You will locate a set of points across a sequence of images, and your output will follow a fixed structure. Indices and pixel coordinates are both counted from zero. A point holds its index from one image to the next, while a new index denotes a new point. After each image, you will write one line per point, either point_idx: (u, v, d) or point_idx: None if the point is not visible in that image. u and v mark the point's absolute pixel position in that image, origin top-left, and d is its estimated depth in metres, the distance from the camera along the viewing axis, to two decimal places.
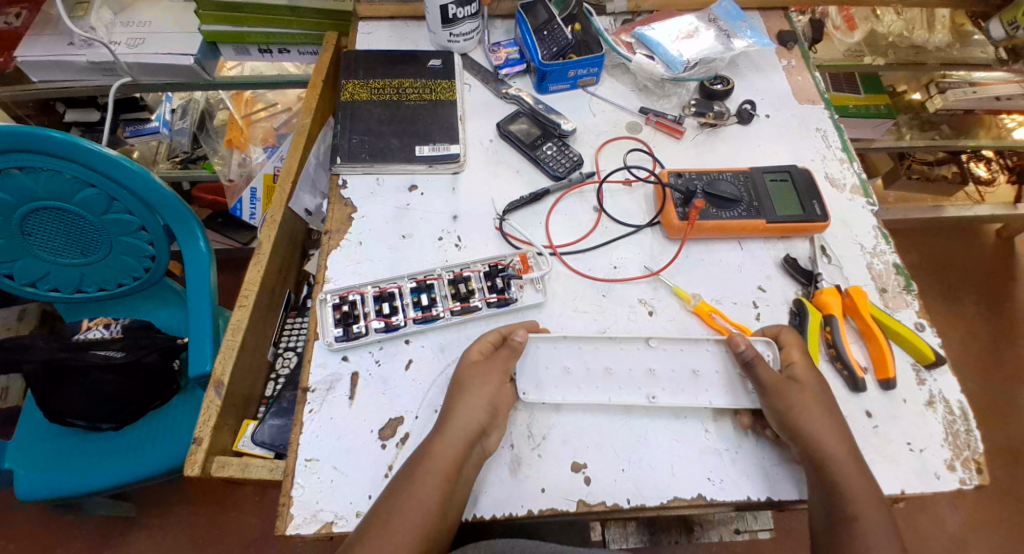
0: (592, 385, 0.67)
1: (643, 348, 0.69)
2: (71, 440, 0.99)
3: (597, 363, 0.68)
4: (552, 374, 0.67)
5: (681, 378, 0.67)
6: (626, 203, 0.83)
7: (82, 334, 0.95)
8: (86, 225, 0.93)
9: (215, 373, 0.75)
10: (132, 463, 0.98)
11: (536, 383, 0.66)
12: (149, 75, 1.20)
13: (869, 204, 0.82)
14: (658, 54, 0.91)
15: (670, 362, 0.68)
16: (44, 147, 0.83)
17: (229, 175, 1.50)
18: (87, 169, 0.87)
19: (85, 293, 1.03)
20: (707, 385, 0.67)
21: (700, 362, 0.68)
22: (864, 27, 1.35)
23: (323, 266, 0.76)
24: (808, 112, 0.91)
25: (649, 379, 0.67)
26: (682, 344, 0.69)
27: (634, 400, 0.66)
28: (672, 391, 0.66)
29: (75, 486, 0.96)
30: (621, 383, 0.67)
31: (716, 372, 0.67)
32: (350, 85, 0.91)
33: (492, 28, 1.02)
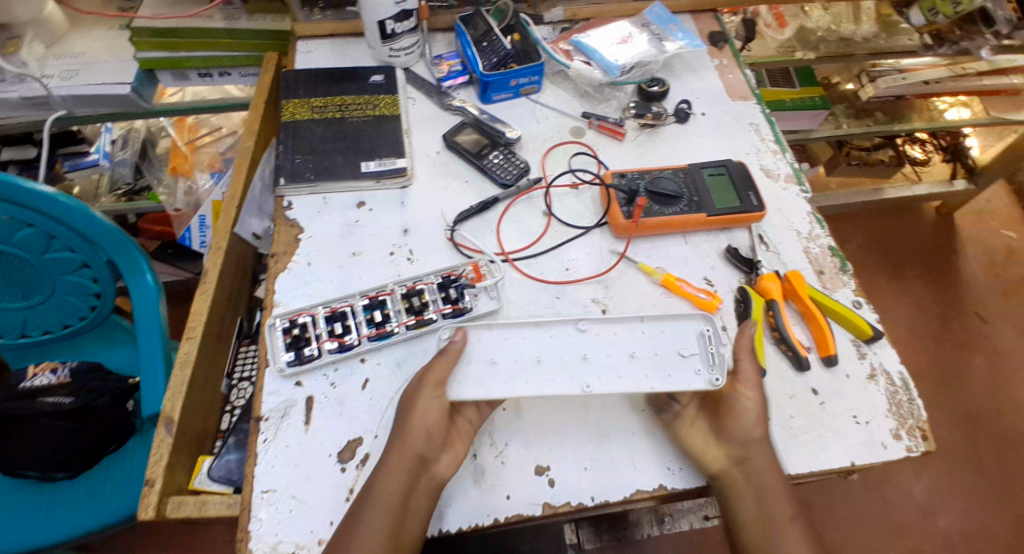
0: (520, 379, 0.64)
1: (575, 334, 0.67)
2: (23, 495, 0.94)
3: (527, 355, 0.65)
4: (476, 370, 0.64)
5: (619, 362, 0.65)
6: (574, 206, 0.84)
7: (28, 382, 0.92)
8: (26, 265, 0.90)
9: (164, 411, 0.73)
10: (82, 515, 0.93)
11: (460, 382, 0.63)
12: (86, 107, 1.16)
13: (802, 191, 0.85)
14: (595, 60, 0.93)
15: (603, 347, 0.66)
16: None
17: (175, 204, 1.46)
18: (22, 209, 0.83)
19: (31, 337, 1.01)
20: (645, 369, 0.65)
21: (639, 345, 0.66)
22: (794, 24, 1.42)
23: (271, 290, 0.75)
24: (741, 107, 0.94)
25: (583, 367, 0.65)
26: (619, 332, 0.67)
27: (568, 391, 0.63)
28: (612, 380, 0.64)
29: (31, 541, 0.91)
30: (554, 374, 0.64)
31: (654, 353, 0.66)
32: (290, 105, 0.90)
33: (433, 41, 1.02)
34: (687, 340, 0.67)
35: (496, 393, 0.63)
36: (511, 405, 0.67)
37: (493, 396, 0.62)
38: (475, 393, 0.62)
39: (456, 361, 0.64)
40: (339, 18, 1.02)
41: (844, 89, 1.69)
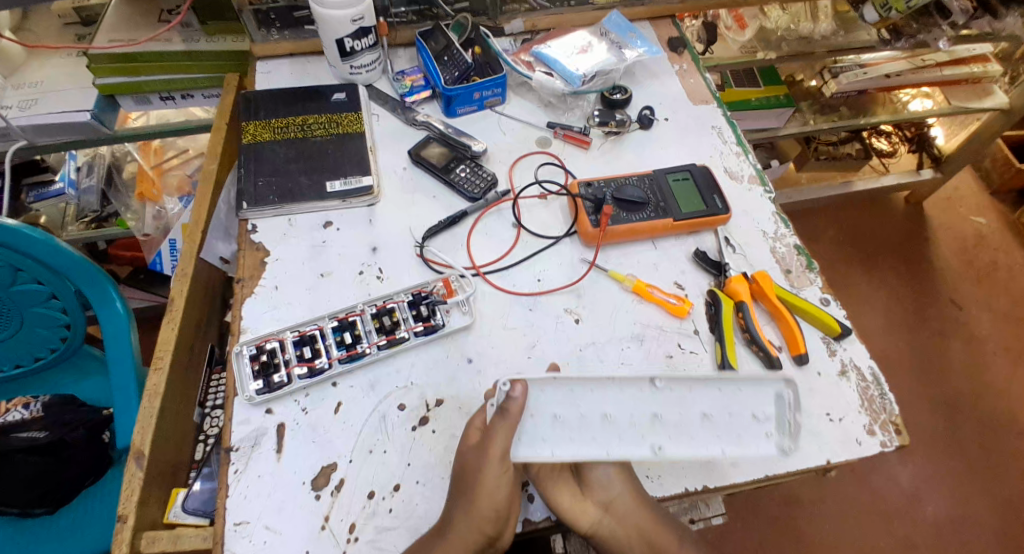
0: (586, 433, 0.63)
1: (645, 390, 0.65)
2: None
3: (593, 410, 0.64)
4: (540, 427, 0.62)
5: (690, 424, 0.64)
6: (543, 216, 0.84)
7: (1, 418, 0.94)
8: None
9: (134, 444, 0.71)
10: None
11: (527, 440, 0.62)
12: (47, 136, 1.14)
13: (766, 192, 0.86)
14: (557, 70, 0.94)
15: (676, 405, 0.64)
16: None
17: (144, 230, 1.44)
18: None
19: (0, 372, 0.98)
20: (716, 431, 0.64)
21: (710, 405, 0.65)
22: (754, 25, 1.44)
23: (238, 316, 0.73)
24: (703, 111, 0.96)
25: (653, 427, 0.63)
26: (689, 396, 0.65)
27: (638, 452, 0.62)
28: (688, 444, 0.63)
29: None
30: (621, 432, 0.63)
31: (726, 415, 0.64)
32: (251, 127, 0.89)
33: (394, 57, 1.03)
34: (767, 403, 0.65)
35: (563, 451, 0.61)
36: None
37: (561, 454, 0.61)
38: (542, 451, 0.61)
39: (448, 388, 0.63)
40: (298, 37, 1.02)
41: (807, 85, 1.73)
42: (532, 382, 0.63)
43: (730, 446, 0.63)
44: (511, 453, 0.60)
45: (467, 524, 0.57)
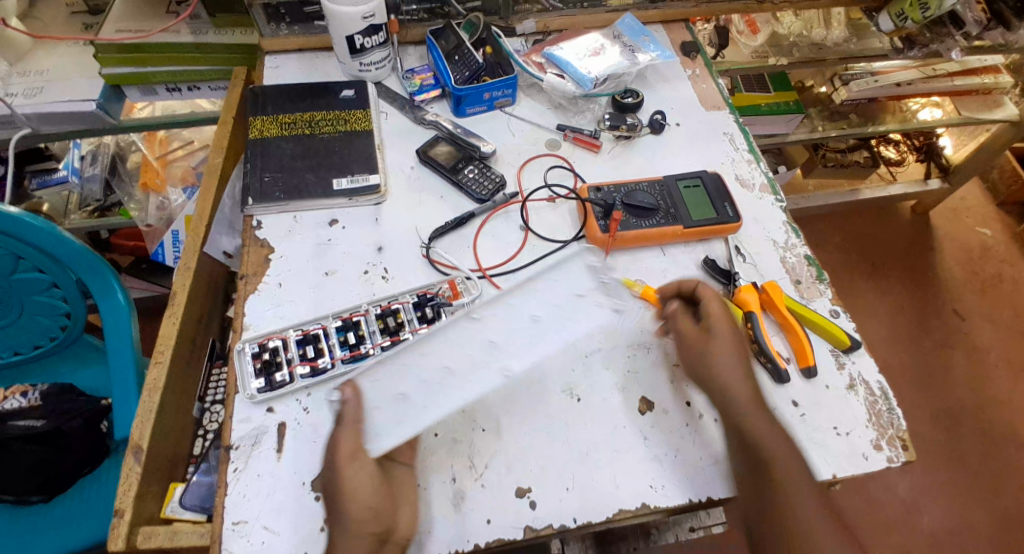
0: (435, 397, 0.60)
1: (470, 324, 0.62)
2: None
3: (431, 369, 0.61)
4: (387, 409, 0.61)
5: (523, 326, 0.62)
6: (551, 220, 0.84)
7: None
8: None
9: (133, 439, 0.70)
10: (44, 546, 0.90)
11: (377, 433, 0.60)
12: (51, 125, 1.12)
13: (777, 201, 0.86)
14: (568, 72, 0.93)
15: (505, 323, 0.62)
16: None
17: (147, 220, 1.43)
18: None
19: None
20: (552, 326, 0.63)
21: (540, 305, 0.62)
22: (766, 30, 1.43)
23: (240, 312, 0.73)
24: (714, 117, 0.95)
25: (494, 352, 0.62)
26: (518, 293, 0.62)
27: (490, 382, 0.61)
28: (523, 336, 0.62)
29: None
30: (471, 375, 0.61)
31: (554, 310, 0.63)
32: (258, 122, 0.88)
33: (405, 54, 1.02)
34: (581, 280, 0.62)
35: (422, 425, 0.59)
36: (493, 422, 0.67)
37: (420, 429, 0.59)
38: (393, 436, 0.60)
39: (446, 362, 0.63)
40: (307, 32, 1.01)
41: (818, 91, 1.69)
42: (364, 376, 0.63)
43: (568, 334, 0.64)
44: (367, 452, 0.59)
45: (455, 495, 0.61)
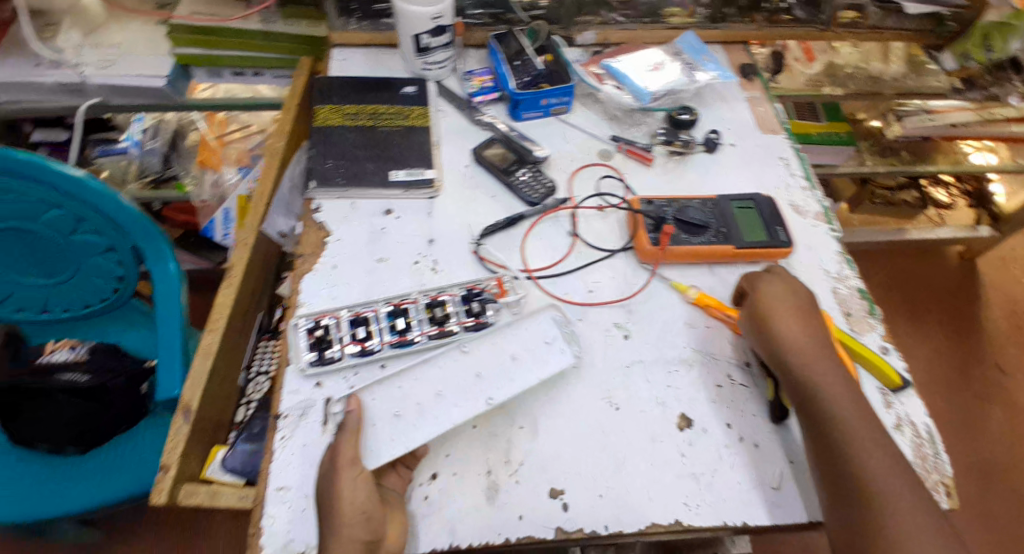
0: (427, 418, 0.65)
1: (459, 357, 0.70)
2: (28, 469, 0.95)
3: (426, 393, 0.67)
4: (384, 427, 0.64)
5: (502, 364, 0.70)
6: (600, 228, 0.84)
7: (45, 358, 1.01)
8: (52, 244, 0.91)
9: (183, 398, 0.73)
10: (80, 493, 0.93)
11: (373, 448, 0.62)
12: (121, 97, 1.17)
13: (832, 231, 0.85)
14: (626, 84, 0.95)
15: (488, 357, 0.70)
16: (7, 167, 0.81)
17: (201, 196, 1.48)
18: (53, 191, 0.85)
19: (51, 313, 1.02)
20: (528, 365, 0.70)
21: (515, 346, 0.71)
22: (822, 60, 1.41)
23: (296, 289, 0.75)
24: (771, 141, 0.95)
25: (478, 383, 0.68)
26: (492, 337, 0.72)
27: (475, 409, 0.65)
28: (501, 374, 0.69)
29: (32, 513, 0.91)
30: (458, 401, 0.66)
31: (529, 349, 0.71)
32: (324, 110, 0.91)
33: (465, 57, 1.03)
34: (548, 329, 0.73)
35: (415, 441, 0.63)
36: (530, 422, 0.68)
37: (412, 446, 0.62)
38: (389, 450, 0.62)
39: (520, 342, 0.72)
40: (374, 28, 1.04)
41: (869, 125, 1.67)
42: (364, 392, 0.66)
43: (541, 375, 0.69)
44: (364, 463, 0.61)
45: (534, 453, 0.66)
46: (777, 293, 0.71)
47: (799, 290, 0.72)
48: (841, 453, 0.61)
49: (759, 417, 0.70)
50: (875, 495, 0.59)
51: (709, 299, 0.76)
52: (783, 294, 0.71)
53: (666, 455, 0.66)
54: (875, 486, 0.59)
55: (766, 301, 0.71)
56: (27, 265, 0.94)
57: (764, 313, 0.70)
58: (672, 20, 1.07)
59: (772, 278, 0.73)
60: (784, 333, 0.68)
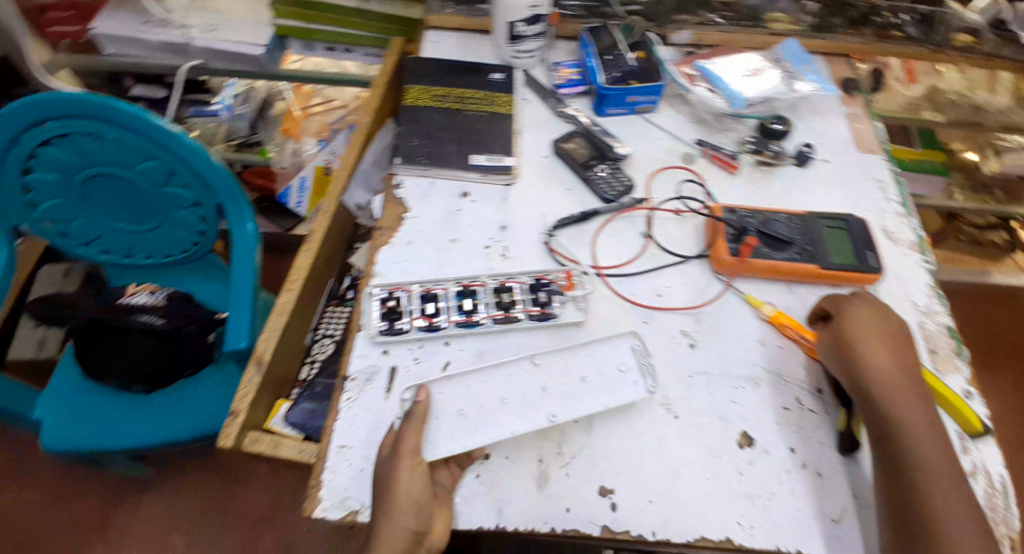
0: (489, 422, 0.64)
1: (529, 369, 0.68)
2: (100, 401, 1.03)
3: (491, 397, 0.66)
4: (446, 423, 0.64)
5: (571, 383, 0.67)
6: (676, 232, 0.83)
7: (129, 299, 1.04)
8: (142, 194, 0.97)
9: (257, 350, 0.77)
10: (147, 429, 1.02)
11: (434, 440, 0.63)
12: (221, 62, 1.24)
13: (924, 262, 0.81)
14: (720, 88, 0.92)
15: (557, 373, 0.68)
16: (111, 116, 0.87)
17: (282, 163, 1.55)
18: (150, 143, 0.90)
19: (133, 259, 1.08)
20: (598, 391, 0.67)
21: (587, 369, 0.69)
22: (924, 82, 1.32)
23: (372, 260, 0.78)
24: (867, 161, 0.90)
25: (543, 398, 0.66)
26: (564, 358, 0.70)
27: (537, 424, 0.64)
28: (569, 394, 0.67)
29: (102, 441, 1.00)
30: (520, 412, 0.65)
31: (600, 373, 0.68)
32: (414, 89, 0.93)
33: (552, 49, 1.03)
34: (625, 357, 0.70)
35: (474, 442, 0.63)
36: (586, 418, 0.68)
37: (469, 447, 0.62)
38: (447, 447, 0.62)
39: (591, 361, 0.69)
40: (469, 13, 1.06)
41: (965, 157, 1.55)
42: (431, 385, 0.66)
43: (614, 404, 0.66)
44: (422, 453, 0.61)
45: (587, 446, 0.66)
46: (862, 317, 0.68)
47: (890, 322, 0.68)
48: (914, 490, 0.58)
49: (826, 446, 0.67)
50: (944, 538, 0.55)
51: (785, 318, 0.74)
52: (870, 321, 0.68)
53: (721, 470, 0.65)
54: (946, 530, 0.56)
55: (852, 326, 0.68)
56: (115, 211, 1.00)
57: (848, 336, 0.67)
58: (775, 25, 1.04)
59: (859, 305, 0.70)
60: (868, 361, 0.65)
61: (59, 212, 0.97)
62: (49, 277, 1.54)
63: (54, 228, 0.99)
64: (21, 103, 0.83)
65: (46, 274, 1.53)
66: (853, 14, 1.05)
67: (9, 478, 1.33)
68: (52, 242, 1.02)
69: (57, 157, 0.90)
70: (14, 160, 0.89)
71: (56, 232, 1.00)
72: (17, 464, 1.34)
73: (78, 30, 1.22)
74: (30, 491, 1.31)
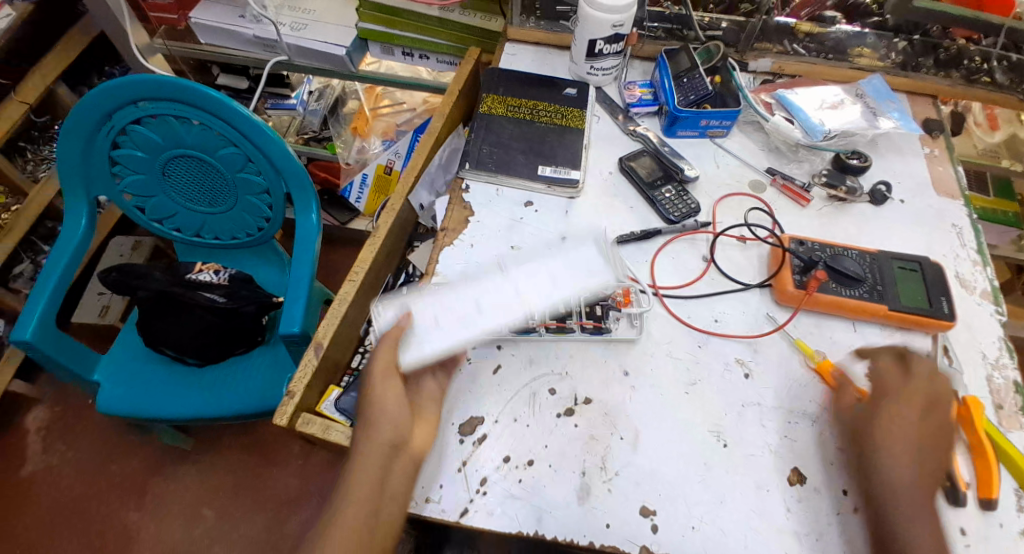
0: (465, 325, 0.69)
1: (499, 278, 0.73)
2: (156, 371, 1.09)
3: (466, 304, 0.71)
4: (425, 333, 0.69)
5: (539, 285, 0.72)
6: (738, 259, 0.82)
7: (194, 275, 1.06)
8: (219, 178, 1.02)
9: (317, 335, 0.81)
10: (196, 401, 1.06)
11: (415, 346, 0.68)
12: (304, 58, 1.29)
13: (998, 312, 0.77)
14: (799, 119, 0.91)
15: (526, 276, 0.73)
16: (200, 103, 0.92)
17: (347, 159, 1.60)
18: (231, 130, 0.95)
19: (201, 238, 1.14)
20: (563, 289, 0.72)
21: (554, 270, 0.74)
22: (1007, 129, 1.26)
23: (434, 260, 0.81)
24: (946, 205, 0.87)
25: (515, 299, 0.71)
26: (533, 262, 0.75)
27: (510, 321, 0.70)
28: (536, 291, 0.72)
29: (153, 410, 1.05)
30: (493, 314, 0.70)
31: (565, 275, 0.73)
32: (489, 98, 0.96)
33: (629, 67, 1.04)
34: (586, 253, 0.76)
35: (452, 343, 0.68)
36: (632, 436, 0.67)
37: (448, 347, 0.68)
38: (427, 352, 0.68)
39: (561, 264, 0.74)
40: (550, 28, 1.07)
41: None
42: (412, 302, 0.71)
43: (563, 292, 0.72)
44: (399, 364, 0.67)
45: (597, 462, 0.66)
46: (895, 415, 0.62)
47: (932, 422, 0.62)
48: None
49: None
50: None
51: (833, 368, 0.70)
52: (905, 412, 0.62)
53: (768, 505, 0.63)
54: None
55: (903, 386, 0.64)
56: (191, 192, 1.05)
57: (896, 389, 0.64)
58: (860, 60, 1.02)
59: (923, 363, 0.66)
60: (887, 461, 0.60)
61: (141, 188, 1.03)
62: (119, 248, 1.61)
63: (135, 202, 1.06)
64: (121, 82, 0.90)
65: (116, 243, 1.62)
66: (942, 55, 1.01)
67: (60, 433, 1.41)
68: (132, 216, 1.09)
69: (146, 136, 0.96)
70: (107, 135, 0.95)
71: (134, 205, 1.06)
72: (72, 420, 1.42)
73: (178, 18, 1.32)
74: (78, 449, 1.39)
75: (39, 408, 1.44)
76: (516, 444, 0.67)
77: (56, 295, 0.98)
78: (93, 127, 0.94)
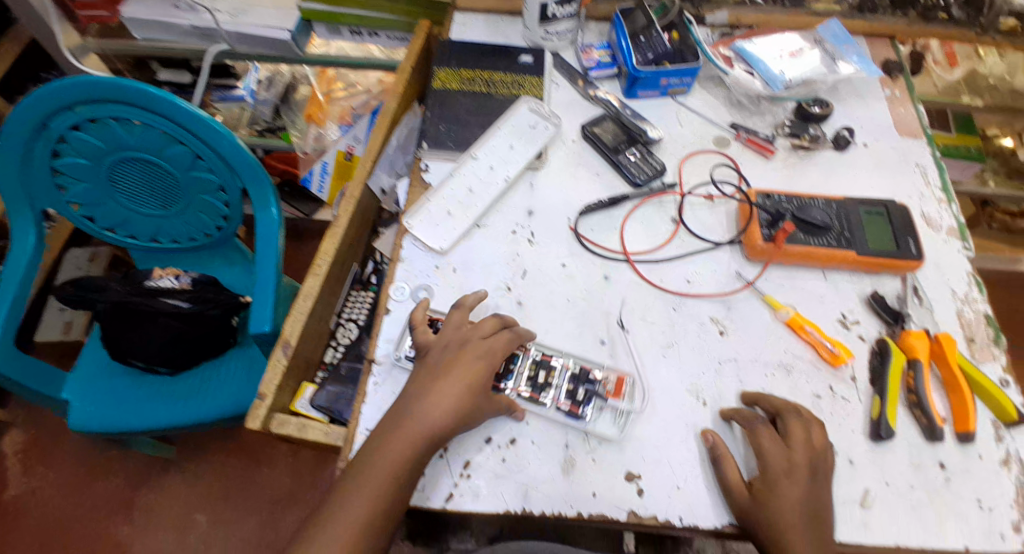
0: (471, 204, 0.80)
1: (473, 162, 0.83)
2: (127, 383, 1.05)
3: (461, 188, 0.81)
4: (444, 223, 0.79)
5: (503, 151, 0.84)
6: (707, 218, 0.80)
7: (154, 282, 1.01)
8: (169, 179, 0.97)
9: (284, 333, 0.79)
10: (169, 411, 1.03)
11: (443, 237, 0.78)
12: (246, 45, 1.22)
13: (964, 248, 0.78)
14: (758, 71, 0.90)
15: (491, 151, 0.84)
16: (138, 101, 0.87)
17: (304, 148, 1.54)
18: (176, 126, 0.90)
19: (159, 243, 1.08)
20: (521, 146, 0.84)
21: (511, 139, 0.85)
22: (964, 65, 1.26)
23: (399, 247, 0.78)
24: (909, 146, 0.87)
25: (493, 170, 0.82)
26: (493, 138, 0.85)
27: (502, 189, 0.81)
28: (507, 161, 0.83)
29: (125, 424, 1.01)
30: (484, 184, 0.81)
31: (519, 140, 0.85)
32: (442, 73, 0.92)
33: (584, 29, 1.01)
34: (528, 117, 0.87)
35: (473, 215, 0.79)
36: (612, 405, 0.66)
37: (474, 217, 0.79)
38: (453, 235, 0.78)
39: (508, 133, 0.85)
40: None
41: (1000, 144, 1.46)
42: (416, 210, 0.79)
43: (528, 154, 0.83)
44: (440, 252, 0.77)
45: (557, 433, 0.65)
46: (793, 478, 0.59)
47: (819, 485, 0.59)
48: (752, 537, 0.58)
49: (858, 433, 0.65)
50: None
51: (803, 323, 0.70)
52: (796, 491, 0.58)
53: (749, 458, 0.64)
54: None
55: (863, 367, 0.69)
56: (138, 197, 0.99)
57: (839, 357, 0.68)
58: (816, 5, 1.01)
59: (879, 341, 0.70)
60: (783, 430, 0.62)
61: (85, 197, 0.97)
62: (76, 260, 1.54)
63: (82, 212, 1.00)
64: (54, 87, 0.84)
65: (72, 256, 1.54)
66: None
67: (36, 457, 1.36)
68: (81, 227, 1.03)
69: (84, 141, 0.90)
70: (42, 145, 0.90)
71: (82, 215, 1.00)
72: (45, 443, 1.37)
73: (111, 15, 1.22)
74: (57, 471, 1.34)
75: (9, 434, 1.39)
76: (498, 423, 0.66)
77: (11, 318, 0.93)
78: (26, 139, 0.88)
